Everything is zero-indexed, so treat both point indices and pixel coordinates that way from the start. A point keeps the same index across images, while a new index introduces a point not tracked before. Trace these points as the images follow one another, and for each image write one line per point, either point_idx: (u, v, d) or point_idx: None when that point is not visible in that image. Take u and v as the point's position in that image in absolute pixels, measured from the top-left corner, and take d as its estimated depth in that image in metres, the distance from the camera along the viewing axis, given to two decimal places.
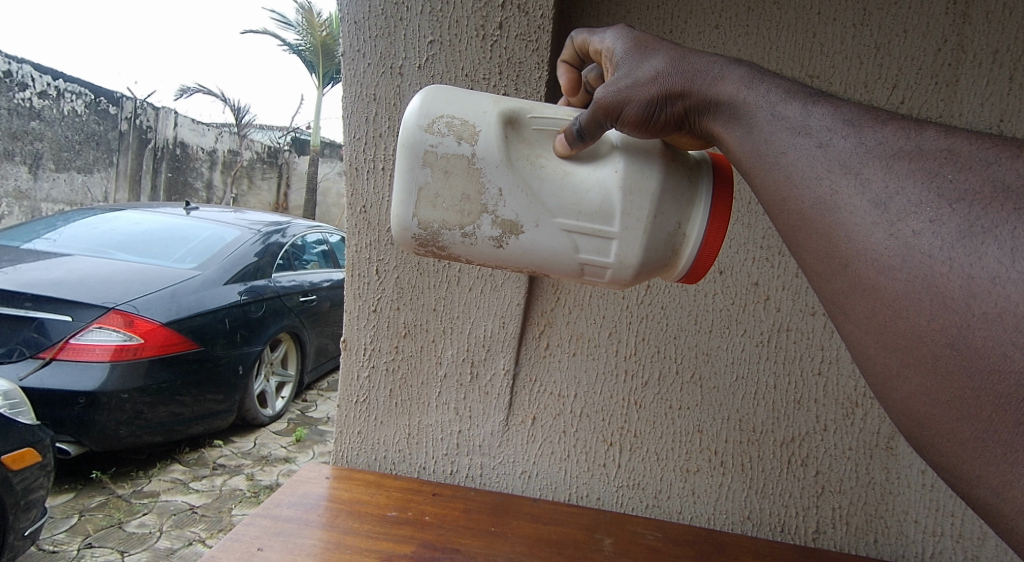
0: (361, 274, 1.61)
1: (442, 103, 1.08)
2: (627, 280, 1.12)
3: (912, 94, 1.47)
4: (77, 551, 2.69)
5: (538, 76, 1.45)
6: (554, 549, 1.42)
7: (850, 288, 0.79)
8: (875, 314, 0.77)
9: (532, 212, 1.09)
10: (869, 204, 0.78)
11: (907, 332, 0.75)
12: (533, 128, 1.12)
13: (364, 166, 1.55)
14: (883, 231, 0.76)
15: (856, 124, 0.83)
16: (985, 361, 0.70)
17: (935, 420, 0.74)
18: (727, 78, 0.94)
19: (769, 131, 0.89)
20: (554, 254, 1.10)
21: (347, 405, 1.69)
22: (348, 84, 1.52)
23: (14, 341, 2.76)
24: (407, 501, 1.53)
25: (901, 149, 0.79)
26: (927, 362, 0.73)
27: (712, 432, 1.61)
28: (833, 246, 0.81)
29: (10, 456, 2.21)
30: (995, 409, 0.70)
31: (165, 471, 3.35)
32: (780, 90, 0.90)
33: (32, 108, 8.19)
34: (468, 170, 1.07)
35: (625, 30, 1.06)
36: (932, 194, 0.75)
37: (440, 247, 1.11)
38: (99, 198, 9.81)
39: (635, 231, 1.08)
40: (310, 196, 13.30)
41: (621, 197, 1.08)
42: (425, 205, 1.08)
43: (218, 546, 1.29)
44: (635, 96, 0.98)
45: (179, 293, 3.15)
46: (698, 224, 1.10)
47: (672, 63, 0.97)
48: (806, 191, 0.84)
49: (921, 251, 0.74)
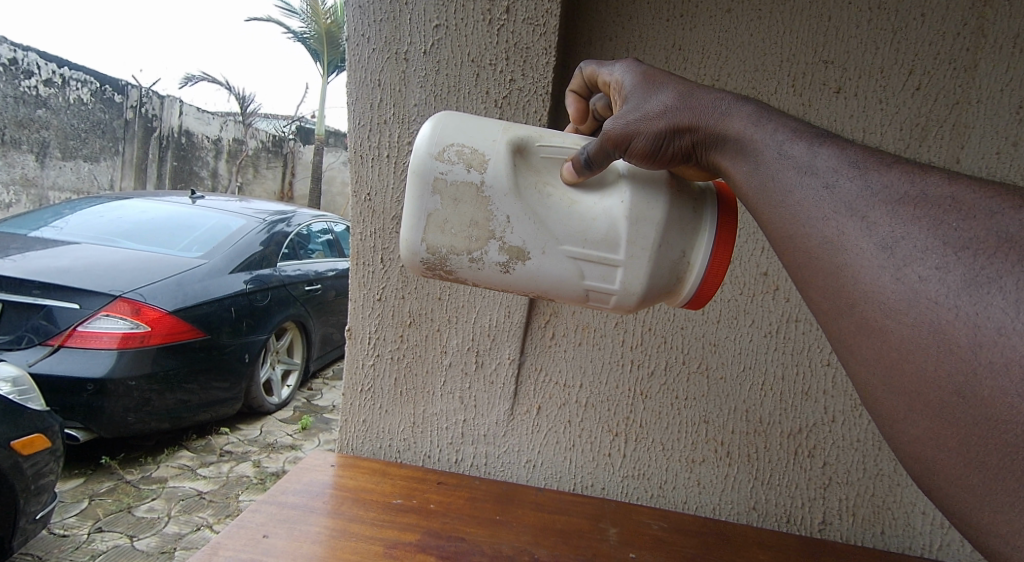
0: (366, 262, 1.60)
1: (452, 131, 1.07)
2: (632, 306, 1.10)
3: (929, 81, 1.44)
4: (87, 535, 2.71)
5: (545, 62, 1.43)
6: (560, 538, 1.41)
7: (857, 328, 0.78)
8: (882, 355, 0.76)
9: (539, 239, 1.07)
10: (875, 248, 0.77)
11: (915, 377, 0.73)
12: (541, 156, 1.10)
13: (369, 154, 1.54)
14: (890, 275, 0.76)
15: (862, 166, 0.83)
16: (992, 411, 0.69)
17: (943, 465, 0.73)
18: (733, 115, 0.95)
19: (777, 169, 0.89)
20: (560, 281, 1.09)
21: (353, 394, 1.68)
22: (353, 70, 1.51)
23: (24, 328, 2.78)
24: (413, 489, 1.53)
25: (906, 194, 0.79)
26: (935, 408, 0.72)
27: (718, 423, 1.60)
28: (840, 286, 0.80)
29: (20, 441, 2.22)
30: (1001, 458, 0.69)
31: (173, 457, 3.37)
32: (787, 129, 0.91)
33: (37, 96, 8.30)
34: (477, 198, 1.06)
35: (632, 63, 1.06)
36: (937, 241, 0.74)
37: (448, 270, 1.10)
38: (104, 186, 9.82)
39: (641, 260, 1.07)
40: (315, 185, 13.28)
41: (628, 226, 1.06)
42: (435, 230, 1.07)
43: (226, 532, 1.30)
44: (644, 130, 0.98)
45: (185, 281, 3.15)
46: (703, 253, 1.08)
47: (679, 97, 0.98)
48: (813, 230, 0.83)
49: (927, 296, 0.73)
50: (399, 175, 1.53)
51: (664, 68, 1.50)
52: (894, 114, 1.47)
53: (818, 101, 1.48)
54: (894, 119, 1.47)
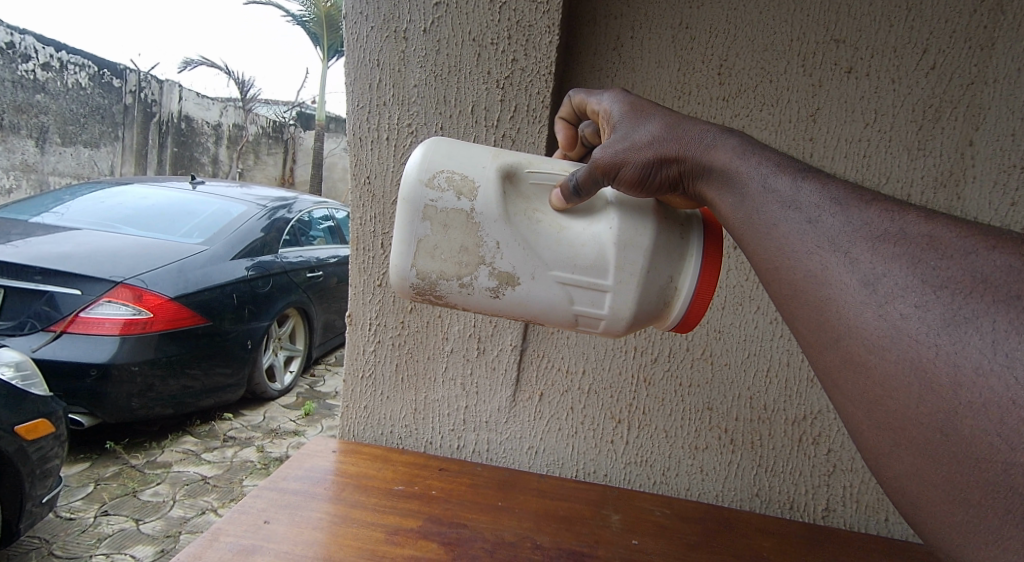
0: (365, 247, 1.57)
1: (442, 157, 1.08)
2: (622, 330, 1.12)
3: (944, 59, 1.41)
4: (94, 519, 2.71)
5: (549, 41, 1.39)
6: (562, 525, 1.40)
7: (841, 362, 0.80)
8: (866, 390, 0.78)
9: (528, 264, 1.09)
10: (858, 283, 0.79)
11: (898, 413, 0.75)
12: (530, 182, 1.11)
13: (368, 136, 1.51)
14: (872, 311, 0.78)
15: (843, 203, 0.85)
16: (972, 450, 0.70)
17: (927, 500, 0.75)
18: (719, 146, 0.97)
19: (761, 202, 0.91)
20: (549, 306, 1.10)
21: (354, 379, 1.67)
22: (352, 50, 1.48)
23: (26, 314, 2.76)
24: (414, 476, 1.51)
25: (886, 231, 0.81)
26: (917, 445, 0.74)
27: (722, 410, 1.59)
28: (825, 320, 0.82)
29: (23, 426, 2.21)
30: (983, 496, 0.70)
31: (177, 442, 3.37)
32: (771, 163, 0.93)
33: (35, 80, 8.25)
34: (467, 224, 1.07)
35: (621, 94, 1.08)
36: (916, 279, 0.76)
37: (437, 296, 1.11)
38: (105, 172, 9.76)
39: (629, 285, 1.08)
40: (316, 171, 13.21)
41: (616, 252, 1.08)
42: (424, 256, 1.08)
43: (226, 517, 1.29)
44: (631, 159, 1.00)
45: (186, 268, 3.13)
46: (691, 278, 1.09)
47: (667, 128, 1.00)
48: (799, 263, 0.86)
49: (909, 334, 0.75)
50: (398, 158, 1.51)
51: (669, 48, 1.47)
52: (906, 95, 1.44)
53: (829, 81, 1.44)
54: (906, 100, 1.44)
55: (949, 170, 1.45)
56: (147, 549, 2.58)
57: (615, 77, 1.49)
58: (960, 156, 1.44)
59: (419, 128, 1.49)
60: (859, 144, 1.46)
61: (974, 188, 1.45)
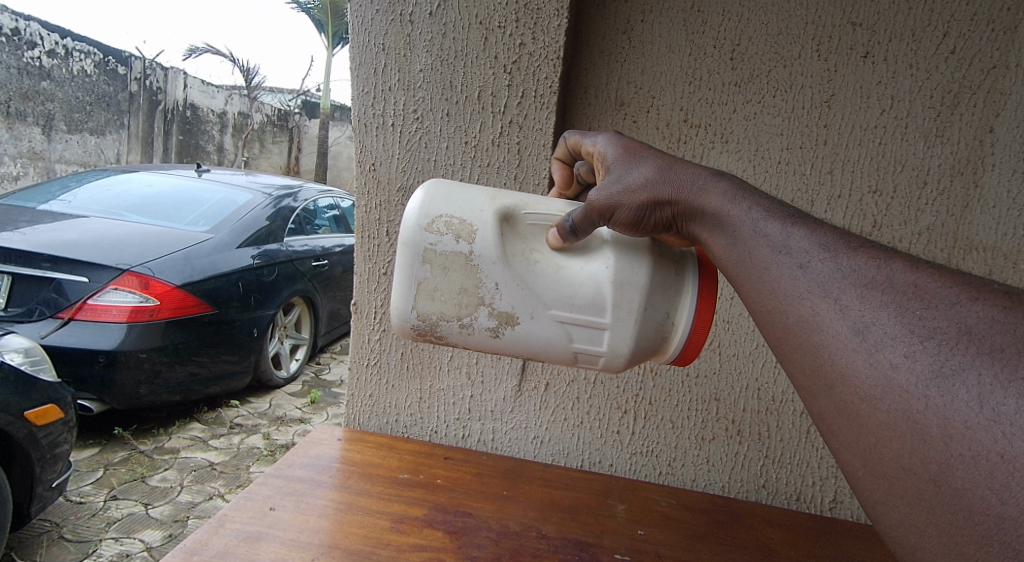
0: (371, 235, 1.55)
1: (440, 202, 1.10)
2: (620, 367, 1.12)
3: (964, 44, 1.39)
4: (103, 503, 2.72)
5: (557, 24, 1.37)
6: (567, 514, 1.39)
7: (837, 410, 0.83)
8: (861, 438, 0.81)
9: (527, 303, 1.10)
10: (849, 331, 0.83)
11: (893, 463, 0.78)
12: (528, 223, 1.13)
13: (373, 122, 1.50)
14: (864, 359, 0.81)
15: (832, 249, 0.88)
16: (965, 502, 0.74)
17: (923, 551, 0.77)
18: (711, 190, 0.99)
19: (752, 245, 0.94)
20: (549, 344, 1.12)
21: (359, 367, 1.66)
22: (356, 33, 1.46)
23: (34, 301, 2.76)
24: (419, 464, 1.50)
25: (872, 279, 0.84)
26: (911, 494, 0.77)
27: (729, 400, 1.58)
28: (818, 367, 0.85)
29: (33, 411, 2.21)
30: (979, 547, 0.73)
31: (185, 428, 3.38)
32: (761, 207, 0.95)
33: (41, 67, 8.24)
34: (466, 266, 1.09)
35: (615, 136, 1.10)
36: (904, 329, 0.80)
37: (437, 336, 1.12)
38: (110, 160, 9.75)
39: (627, 322, 1.09)
40: (321, 159, 13.19)
41: (614, 292, 1.09)
42: (424, 298, 1.10)
43: (232, 504, 1.28)
44: (626, 201, 1.02)
45: (192, 256, 3.12)
46: (687, 314, 1.10)
47: (659, 171, 1.02)
48: (790, 307, 0.89)
49: (900, 384, 0.78)
50: (404, 145, 1.49)
51: (681, 31, 1.44)
52: (925, 80, 1.41)
53: (845, 65, 1.42)
54: (924, 85, 1.41)
55: (967, 157, 1.42)
56: (156, 533, 2.58)
57: (625, 61, 1.47)
58: (978, 144, 1.42)
59: (425, 114, 1.47)
60: (874, 131, 1.44)
61: (991, 179, 1.42)
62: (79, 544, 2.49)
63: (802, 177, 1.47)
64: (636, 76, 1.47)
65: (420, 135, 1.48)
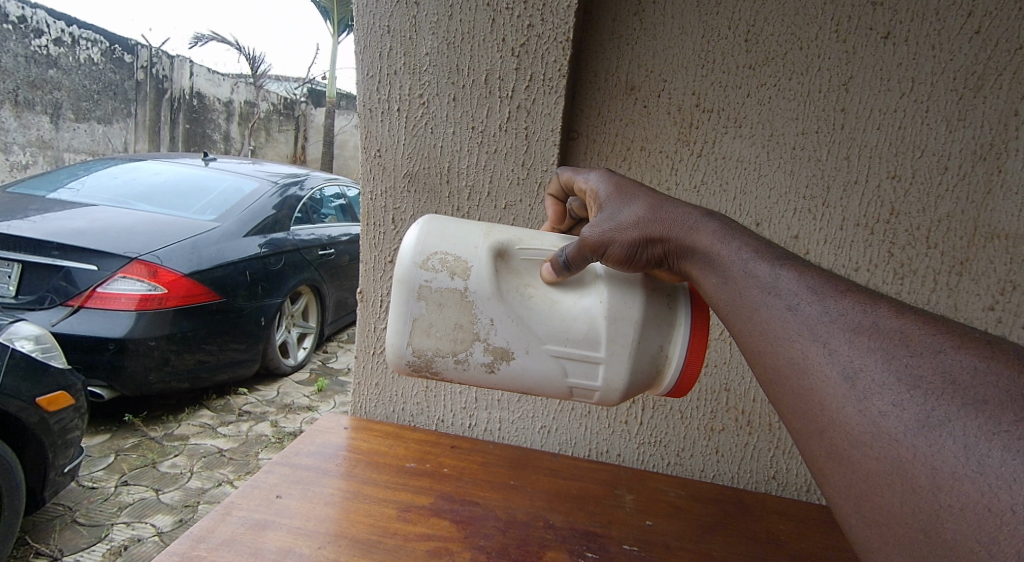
0: (376, 222, 1.53)
1: (435, 239, 1.08)
2: (616, 401, 1.10)
3: (990, 23, 1.35)
4: (115, 488, 2.73)
5: (566, 5, 1.33)
6: (576, 504, 1.38)
7: (828, 456, 0.81)
8: (851, 485, 0.79)
9: (521, 339, 1.08)
10: (837, 376, 0.81)
11: (884, 511, 0.76)
12: (521, 258, 1.11)
13: (378, 108, 1.47)
14: (853, 405, 0.79)
15: (819, 292, 0.87)
16: (954, 553, 0.71)
17: None
18: (701, 229, 0.98)
19: (742, 285, 0.93)
20: (544, 379, 1.09)
21: (366, 356, 1.64)
22: (360, 15, 1.44)
23: (44, 289, 2.76)
24: (426, 453, 1.49)
25: (860, 323, 0.82)
26: (901, 544, 0.75)
27: (740, 391, 1.56)
28: (810, 411, 0.83)
29: (45, 397, 2.21)
30: None
31: (194, 415, 3.39)
32: (750, 248, 0.95)
33: (49, 56, 8.03)
34: (461, 303, 1.07)
35: (606, 174, 1.11)
36: (892, 376, 0.78)
37: (433, 372, 1.10)
38: (117, 149, 9.71)
39: (621, 356, 1.07)
40: (327, 147, 13.16)
41: (608, 325, 1.07)
42: (420, 334, 1.08)
43: (239, 491, 1.27)
44: (618, 238, 1.02)
45: (199, 244, 3.11)
46: (681, 347, 1.08)
47: (650, 210, 1.02)
48: (781, 349, 0.87)
49: (889, 432, 0.76)
50: (410, 131, 1.47)
51: (694, 13, 1.41)
52: (948, 62, 1.37)
53: (863, 47, 1.38)
54: (947, 67, 1.37)
55: (989, 142, 1.39)
56: (167, 519, 2.59)
57: (636, 45, 1.44)
58: (1003, 127, 1.38)
59: (431, 99, 1.45)
60: (893, 115, 1.40)
61: (1016, 165, 1.39)
62: (91, 528, 2.50)
63: (818, 163, 1.44)
64: (647, 60, 1.44)
65: (426, 121, 1.46)
